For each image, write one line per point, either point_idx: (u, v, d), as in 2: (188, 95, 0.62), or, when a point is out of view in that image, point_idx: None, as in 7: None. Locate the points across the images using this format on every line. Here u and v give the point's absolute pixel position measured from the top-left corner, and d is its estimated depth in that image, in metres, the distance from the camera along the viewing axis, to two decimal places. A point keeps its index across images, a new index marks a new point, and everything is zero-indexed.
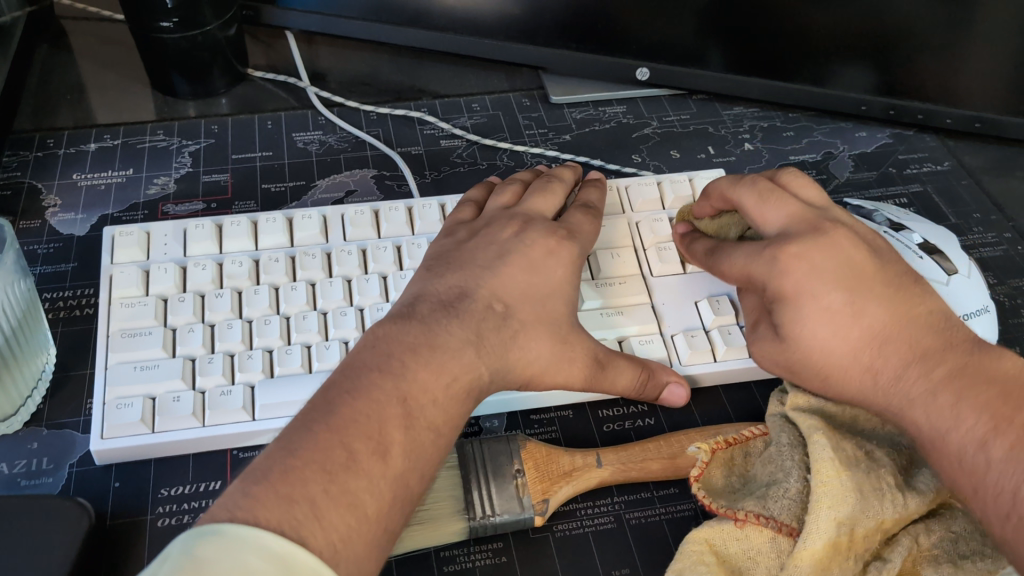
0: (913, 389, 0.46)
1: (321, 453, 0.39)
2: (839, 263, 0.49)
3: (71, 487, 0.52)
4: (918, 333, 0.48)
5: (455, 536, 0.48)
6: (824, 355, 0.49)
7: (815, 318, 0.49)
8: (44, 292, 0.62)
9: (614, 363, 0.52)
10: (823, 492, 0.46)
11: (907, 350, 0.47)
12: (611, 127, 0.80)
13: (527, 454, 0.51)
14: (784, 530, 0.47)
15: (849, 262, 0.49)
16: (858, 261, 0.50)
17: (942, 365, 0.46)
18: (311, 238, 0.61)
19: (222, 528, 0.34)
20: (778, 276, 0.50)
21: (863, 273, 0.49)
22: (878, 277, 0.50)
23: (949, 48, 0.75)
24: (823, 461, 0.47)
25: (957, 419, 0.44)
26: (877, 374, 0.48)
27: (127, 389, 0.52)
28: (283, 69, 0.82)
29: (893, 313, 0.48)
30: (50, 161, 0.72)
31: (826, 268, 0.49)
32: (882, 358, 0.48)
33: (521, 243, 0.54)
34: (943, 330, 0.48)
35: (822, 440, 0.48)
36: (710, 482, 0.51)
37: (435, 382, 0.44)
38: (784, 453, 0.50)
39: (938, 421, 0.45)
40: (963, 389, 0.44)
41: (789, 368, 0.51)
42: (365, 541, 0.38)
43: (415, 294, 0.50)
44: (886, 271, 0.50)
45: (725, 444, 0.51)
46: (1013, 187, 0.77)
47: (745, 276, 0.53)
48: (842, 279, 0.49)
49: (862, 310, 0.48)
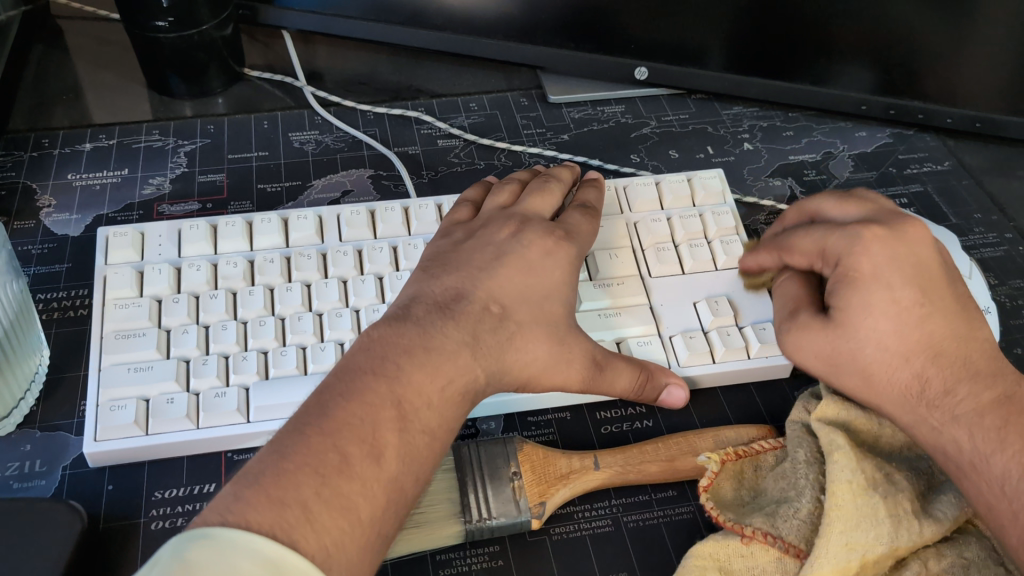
0: (959, 407, 0.45)
1: (314, 456, 0.38)
2: (917, 266, 0.49)
3: (64, 489, 0.52)
4: (975, 355, 0.47)
5: (451, 540, 0.48)
6: (877, 350, 0.48)
7: (879, 307, 0.48)
8: (38, 293, 0.62)
9: (611, 364, 0.52)
10: (835, 516, 0.45)
11: (961, 368, 0.47)
12: (609, 127, 0.79)
13: (524, 457, 0.51)
14: (791, 551, 0.46)
15: (923, 265, 0.49)
16: (932, 267, 0.50)
17: (994, 390, 0.46)
18: (306, 239, 0.60)
19: (213, 532, 0.33)
20: (857, 253, 0.49)
21: (935, 280, 0.49)
22: (946, 290, 0.49)
23: (952, 47, 0.74)
24: (842, 483, 0.46)
25: (1003, 444, 0.43)
26: (926, 383, 0.47)
27: (120, 390, 0.52)
28: (280, 68, 0.82)
29: (956, 332, 0.48)
30: (45, 161, 0.72)
31: (904, 261, 0.49)
32: (935, 367, 0.47)
33: (518, 244, 0.53)
34: (999, 362, 0.47)
35: (842, 460, 0.47)
36: (720, 493, 0.50)
37: (431, 384, 0.43)
38: (799, 470, 0.49)
39: (982, 442, 0.44)
40: (1012, 416, 0.44)
41: (830, 362, 0.50)
42: (358, 545, 0.37)
43: (411, 295, 0.50)
44: (957, 291, 0.50)
45: (735, 456, 0.51)
46: (1014, 187, 0.77)
47: (818, 251, 0.52)
48: (911, 276, 0.48)
49: (926, 316, 0.48)
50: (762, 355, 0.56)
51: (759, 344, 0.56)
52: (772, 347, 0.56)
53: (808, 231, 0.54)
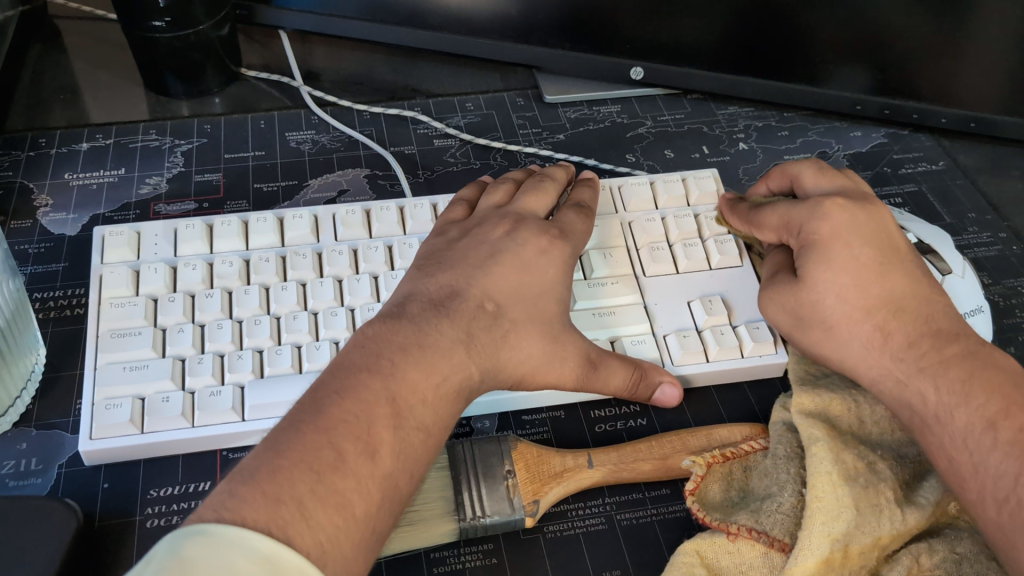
0: (922, 361, 0.47)
1: (309, 453, 0.38)
2: (876, 230, 0.52)
3: (59, 488, 0.52)
4: (935, 313, 0.49)
5: (444, 538, 0.48)
6: (838, 303, 0.50)
7: (840, 264, 0.51)
8: (34, 292, 0.62)
9: (606, 362, 0.52)
10: (817, 508, 0.46)
11: (921, 325, 0.49)
12: (605, 127, 0.79)
13: (518, 455, 0.51)
14: (776, 545, 0.47)
15: (883, 231, 0.52)
16: (893, 236, 0.52)
17: (955, 347, 0.47)
18: (302, 238, 0.60)
19: (208, 528, 0.33)
20: (818, 219, 0.52)
21: (894, 244, 0.52)
22: (908, 256, 0.52)
23: (948, 47, 0.74)
24: (822, 475, 0.47)
25: (966, 396, 0.45)
26: (887, 336, 0.49)
27: (116, 389, 0.52)
28: (277, 69, 0.82)
29: (918, 291, 0.50)
30: (41, 161, 0.72)
31: (865, 226, 0.52)
32: (896, 322, 0.49)
33: (513, 242, 0.53)
34: (961, 323, 0.49)
35: (821, 453, 0.48)
36: (707, 495, 0.51)
37: (425, 381, 0.44)
38: (780, 466, 0.50)
39: (946, 395, 0.46)
40: (974, 369, 0.46)
41: (796, 316, 0.53)
42: (353, 541, 0.37)
43: (406, 293, 0.50)
44: (919, 258, 0.52)
45: (722, 458, 0.51)
46: (1008, 186, 0.77)
47: (783, 224, 0.54)
48: (872, 238, 0.51)
49: (887, 276, 0.50)
50: (756, 353, 0.57)
51: (752, 342, 0.56)
52: (766, 346, 0.56)
53: (774, 206, 0.56)
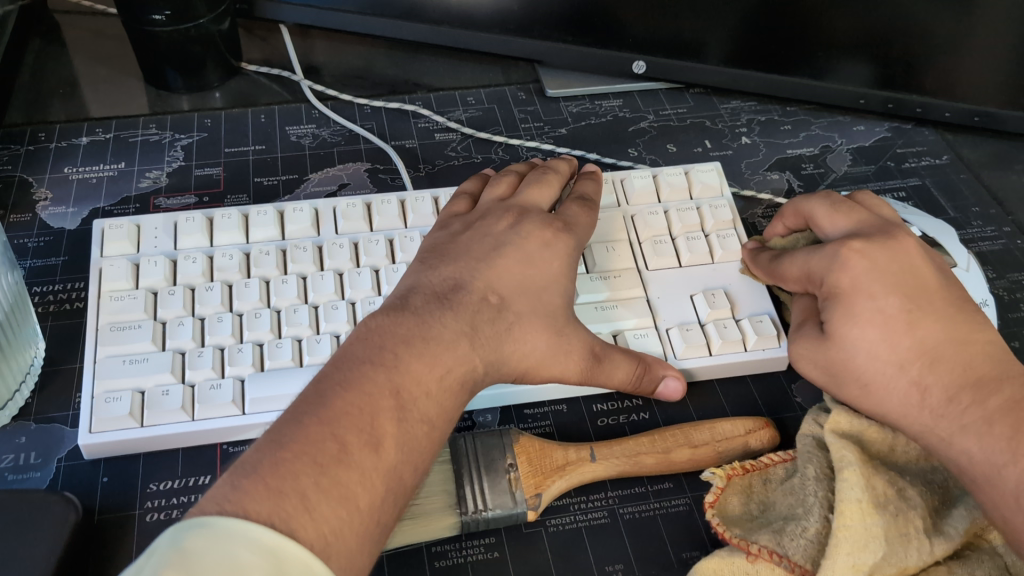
0: (965, 416, 0.47)
1: (312, 445, 0.38)
2: (901, 276, 0.51)
3: (59, 481, 0.52)
4: (974, 360, 0.49)
5: (446, 531, 0.48)
6: (871, 360, 0.50)
7: (866, 319, 0.50)
8: (33, 286, 0.61)
9: (609, 356, 0.51)
10: (844, 537, 0.45)
11: (959, 374, 0.48)
12: (607, 121, 0.79)
13: (520, 448, 0.51)
14: (796, 571, 0.45)
15: (909, 276, 0.52)
16: (922, 280, 0.52)
17: (997, 396, 0.47)
18: (302, 232, 0.60)
19: (211, 521, 0.33)
20: (837, 271, 0.52)
21: (922, 289, 0.51)
22: (939, 299, 0.51)
23: (952, 40, 0.74)
24: (851, 502, 0.46)
25: (1014, 454, 0.44)
26: (924, 391, 0.48)
27: (115, 383, 0.52)
28: (277, 62, 0.82)
29: (953, 337, 0.49)
30: (41, 155, 0.71)
31: (887, 272, 0.51)
32: (931, 375, 0.48)
33: (517, 235, 0.53)
34: (1002, 366, 0.48)
35: (852, 478, 0.47)
36: (727, 508, 0.50)
37: (429, 373, 0.43)
38: (809, 487, 0.49)
39: (992, 451, 0.45)
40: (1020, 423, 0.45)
41: (831, 373, 0.52)
42: (357, 534, 0.37)
43: (408, 286, 0.50)
44: (953, 299, 0.52)
45: (742, 471, 0.51)
46: (1012, 181, 0.77)
47: (805, 274, 0.54)
48: (898, 285, 0.51)
49: (918, 325, 0.50)
50: (759, 347, 0.56)
51: (756, 336, 0.56)
52: (769, 340, 0.56)
53: (793, 258, 0.56)
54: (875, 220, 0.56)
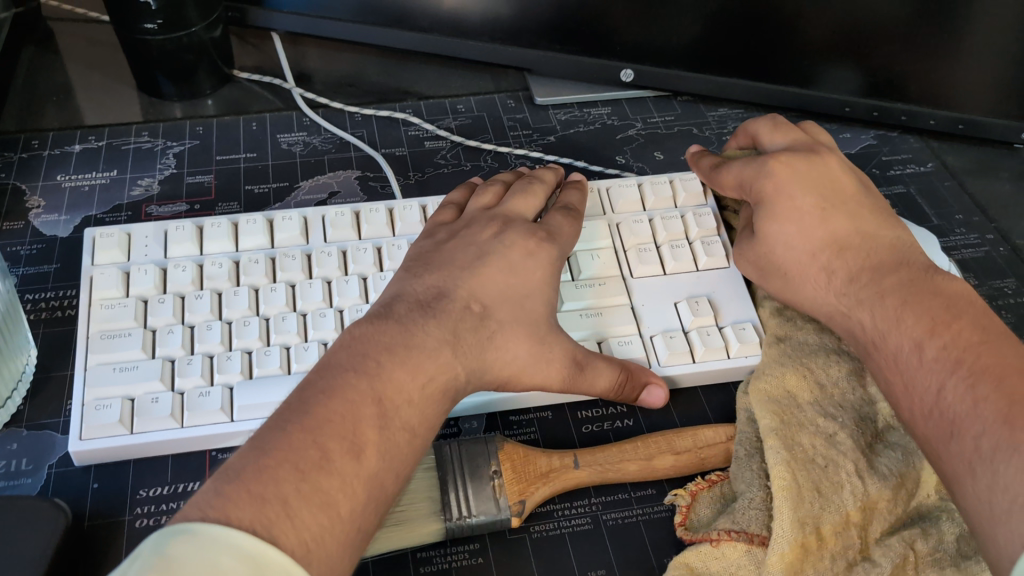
0: (864, 293, 0.52)
1: (295, 453, 0.39)
2: (820, 178, 0.56)
3: (50, 488, 0.52)
4: (878, 250, 0.54)
5: (430, 537, 0.48)
6: (788, 249, 0.55)
7: (784, 215, 0.56)
8: (26, 293, 0.62)
9: (593, 364, 0.52)
10: (783, 496, 0.48)
11: (864, 260, 0.53)
12: (595, 129, 0.80)
13: (505, 455, 0.51)
14: (756, 540, 0.48)
15: (827, 179, 0.57)
16: (838, 183, 0.57)
17: (895, 277, 0.51)
18: (291, 239, 0.60)
19: (196, 527, 0.34)
20: (763, 177, 0.57)
21: (838, 190, 0.57)
22: (853, 199, 0.56)
23: (935, 48, 0.75)
24: (777, 465, 0.49)
25: (899, 321, 0.49)
26: (831, 275, 0.54)
27: (106, 390, 0.52)
28: (268, 70, 0.82)
29: (859, 230, 0.55)
30: (34, 163, 0.72)
31: (806, 175, 0.57)
32: (838, 261, 0.54)
33: (501, 244, 0.54)
34: (905, 254, 0.53)
35: (774, 444, 0.50)
36: (698, 522, 0.51)
37: (411, 382, 0.44)
38: (743, 464, 0.51)
39: (882, 322, 0.50)
40: (909, 295, 0.49)
41: (758, 269, 0.58)
42: (338, 541, 0.38)
43: (393, 294, 0.50)
44: (867, 201, 0.57)
45: (706, 485, 0.52)
46: (996, 188, 0.78)
47: (737, 183, 0.60)
48: (815, 185, 0.56)
49: (829, 216, 0.55)
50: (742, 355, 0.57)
51: (738, 344, 0.56)
52: (752, 347, 0.57)
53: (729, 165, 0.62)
54: (805, 139, 0.61)
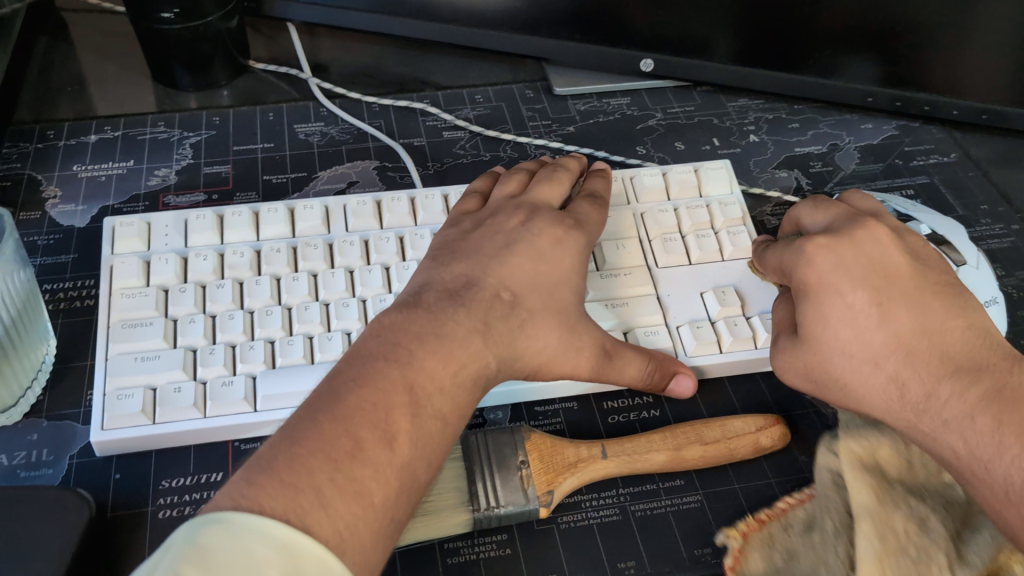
0: (947, 409, 0.44)
1: (327, 441, 0.38)
2: (869, 263, 0.49)
3: (71, 478, 0.52)
4: (950, 349, 0.46)
5: (458, 528, 0.48)
6: (845, 357, 0.48)
7: (836, 317, 0.48)
8: (43, 283, 0.62)
9: (621, 353, 0.51)
10: None
11: (937, 365, 0.46)
12: (615, 119, 0.79)
13: (532, 445, 0.51)
14: None
15: (881, 265, 0.49)
16: (892, 265, 0.49)
17: (979, 387, 0.44)
18: (312, 229, 0.60)
19: (228, 516, 0.33)
20: (803, 267, 0.50)
21: (893, 275, 0.49)
22: (912, 281, 0.49)
23: (960, 38, 0.74)
24: (867, 555, 0.43)
25: (999, 447, 0.41)
26: (903, 386, 0.46)
27: (128, 379, 0.52)
28: (285, 60, 0.82)
29: (925, 325, 0.47)
30: (50, 153, 0.72)
31: (856, 264, 0.48)
32: (907, 369, 0.46)
33: (528, 232, 0.53)
34: (982, 349, 0.46)
35: (865, 526, 0.44)
36: (748, 568, 0.47)
37: (442, 369, 0.43)
38: (829, 542, 0.46)
39: (977, 445, 0.42)
40: (1003, 413, 0.42)
41: (814, 380, 0.50)
42: (371, 530, 0.37)
43: (421, 283, 0.50)
44: (928, 281, 0.49)
45: (758, 524, 0.50)
46: (1021, 178, 0.77)
47: (779, 268, 0.53)
48: (870, 277, 0.48)
49: (886, 314, 0.47)
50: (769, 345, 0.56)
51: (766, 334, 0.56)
52: None
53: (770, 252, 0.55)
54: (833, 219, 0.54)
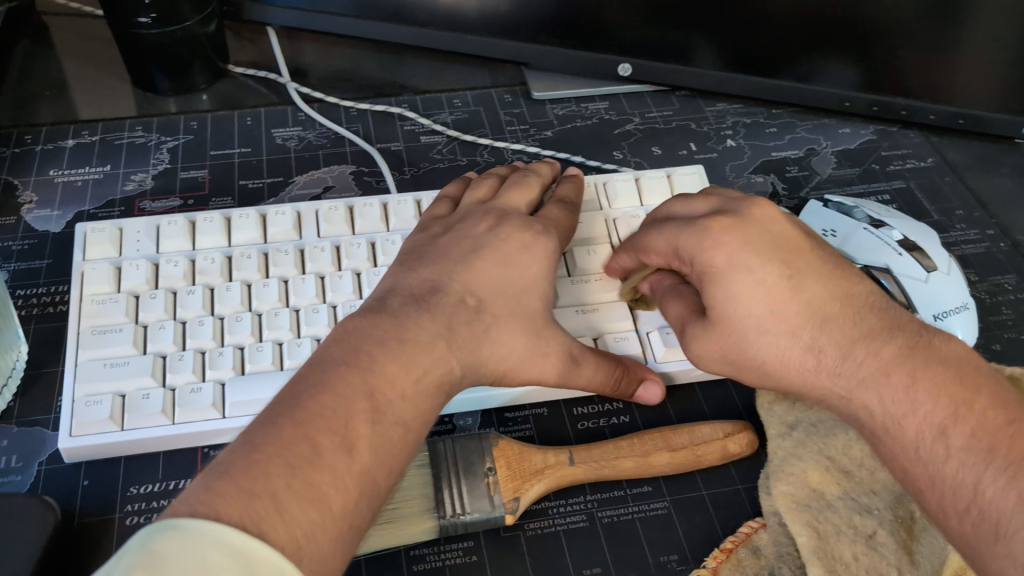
0: (861, 371, 0.44)
1: (285, 448, 0.38)
2: (772, 239, 0.47)
3: (39, 485, 0.52)
4: (857, 312, 0.46)
5: (424, 535, 0.48)
6: (760, 332, 0.46)
7: (747, 294, 0.45)
8: (16, 289, 0.61)
9: (587, 359, 0.51)
10: None
11: (850, 329, 0.45)
12: (593, 123, 0.79)
13: (499, 451, 0.51)
14: None
15: (783, 237, 0.47)
16: (793, 237, 0.48)
17: (890, 346, 0.44)
18: (284, 234, 0.60)
19: (183, 523, 0.33)
20: (705, 250, 0.46)
21: (796, 248, 0.47)
22: (813, 251, 0.48)
23: (938, 44, 0.74)
24: None
25: (912, 404, 0.42)
26: (819, 354, 0.45)
27: (96, 386, 0.52)
28: (264, 64, 0.82)
29: (833, 291, 0.46)
30: (27, 157, 0.71)
31: (762, 243, 0.46)
32: (823, 336, 0.45)
33: (496, 238, 0.53)
34: (884, 311, 0.46)
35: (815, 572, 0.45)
36: None
37: (404, 375, 0.43)
38: None
39: (892, 404, 0.43)
40: (916, 370, 0.43)
41: (728, 359, 0.48)
42: (328, 536, 0.37)
43: (387, 289, 0.50)
44: (829, 251, 0.49)
45: (725, 554, 0.49)
46: (998, 182, 0.77)
47: (675, 252, 0.49)
48: (778, 254, 0.46)
49: (797, 285, 0.46)
50: None
51: None
52: None
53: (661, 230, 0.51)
54: (731, 197, 0.51)
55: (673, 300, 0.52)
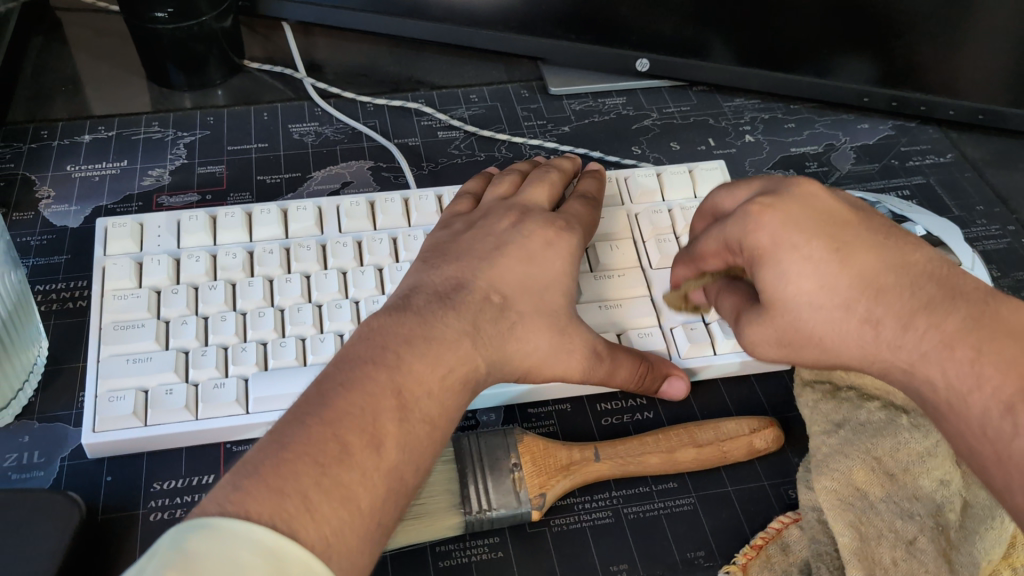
0: (924, 343, 0.41)
1: (314, 446, 0.38)
2: (817, 214, 0.45)
3: (63, 480, 0.51)
4: (916, 282, 0.43)
5: (451, 531, 0.48)
6: (811, 310, 0.44)
7: (794, 270, 0.44)
8: (36, 284, 0.61)
9: (612, 356, 0.51)
10: None
11: (908, 300, 0.42)
12: (610, 119, 0.79)
13: (524, 448, 0.50)
14: None
15: (831, 212, 0.45)
16: (840, 212, 0.45)
17: (953, 317, 0.41)
18: (306, 230, 0.60)
19: (214, 521, 0.33)
20: (749, 229, 0.45)
21: (842, 222, 0.45)
22: (862, 225, 0.45)
23: (956, 39, 0.74)
24: None
25: (980, 379, 0.39)
26: (877, 326, 0.43)
27: (119, 381, 0.52)
28: (279, 60, 0.82)
29: (887, 262, 0.44)
30: (43, 152, 0.71)
31: (805, 219, 0.44)
32: (879, 308, 0.43)
33: (519, 234, 0.53)
34: (947, 278, 0.43)
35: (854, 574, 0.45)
36: None
37: (431, 373, 0.43)
38: None
39: (957, 378, 0.40)
40: (983, 343, 0.40)
41: (784, 342, 0.46)
42: (358, 534, 0.37)
43: (411, 286, 0.50)
44: (880, 223, 0.46)
45: (755, 551, 0.49)
46: (1018, 179, 0.77)
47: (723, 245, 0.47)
48: (823, 228, 0.44)
49: (847, 259, 0.43)
50: None
51: None
52: None
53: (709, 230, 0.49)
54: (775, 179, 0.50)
55: (728, 296, 0.50)
